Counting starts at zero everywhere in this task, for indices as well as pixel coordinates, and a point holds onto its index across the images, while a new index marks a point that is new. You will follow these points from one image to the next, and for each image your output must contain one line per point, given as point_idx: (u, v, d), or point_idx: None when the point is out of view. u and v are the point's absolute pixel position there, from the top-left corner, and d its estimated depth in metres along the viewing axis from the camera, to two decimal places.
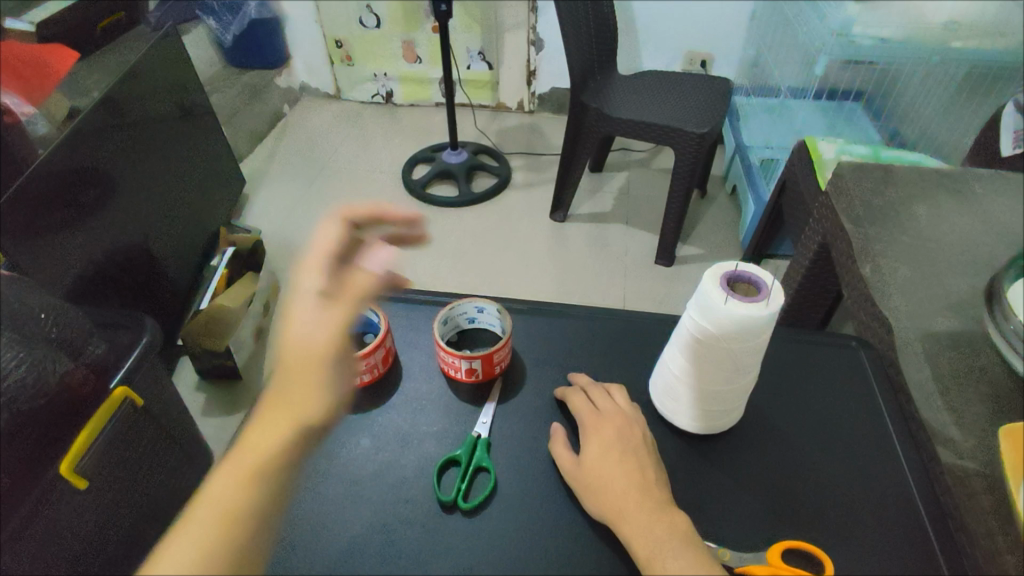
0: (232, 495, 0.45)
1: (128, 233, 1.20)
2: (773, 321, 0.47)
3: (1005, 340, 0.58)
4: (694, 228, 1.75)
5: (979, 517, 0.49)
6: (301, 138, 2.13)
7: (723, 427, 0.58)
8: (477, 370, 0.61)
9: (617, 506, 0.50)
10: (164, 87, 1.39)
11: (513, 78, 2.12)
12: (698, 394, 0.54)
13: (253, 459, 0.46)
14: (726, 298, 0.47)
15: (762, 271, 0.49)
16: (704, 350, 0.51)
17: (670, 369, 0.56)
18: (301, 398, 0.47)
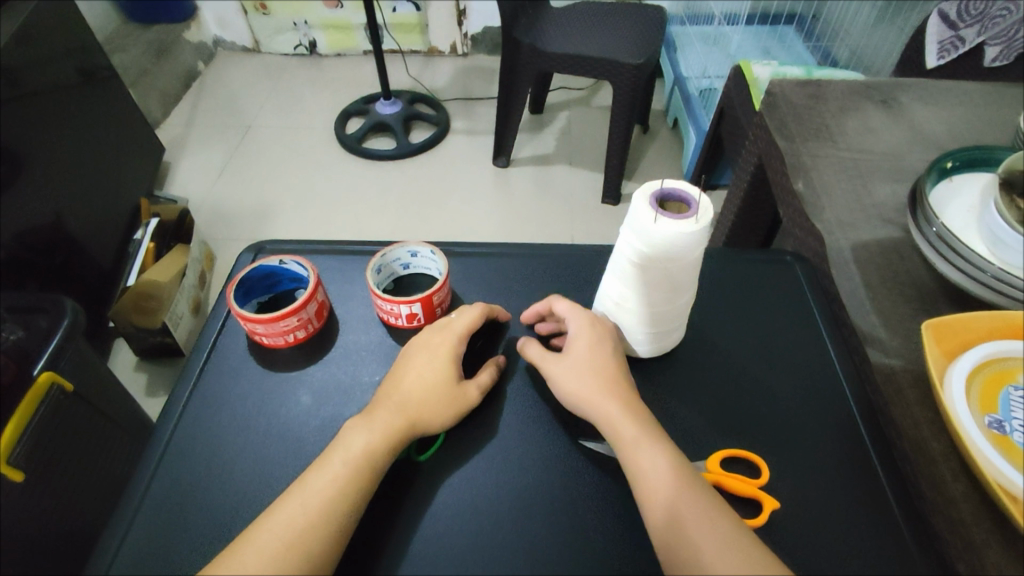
0: (343, 481, 0.46)
1: (39, 211, 1.11)
2: (705, 237, 0.47)
3: (928, 241, 0.59)
4: (638, 164, 1.75)
5: (906, 410, 0.52)
6: (220, 97, 1.99)
7: (664, 346, 0.58)
8: (419, 315, 0.59)
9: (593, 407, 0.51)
10: (63, 52, 1.26)
11: (443, 19, 2.02)
12: (641, 318, 0.54)
13: (366, 451, 0.48)
14: (656, 218, 0.46)
15: (689, 186, 0.47)
16: (642, 273, 0.50)
17: (610, 294, 0.55)
18: (422, 409, 0.51)
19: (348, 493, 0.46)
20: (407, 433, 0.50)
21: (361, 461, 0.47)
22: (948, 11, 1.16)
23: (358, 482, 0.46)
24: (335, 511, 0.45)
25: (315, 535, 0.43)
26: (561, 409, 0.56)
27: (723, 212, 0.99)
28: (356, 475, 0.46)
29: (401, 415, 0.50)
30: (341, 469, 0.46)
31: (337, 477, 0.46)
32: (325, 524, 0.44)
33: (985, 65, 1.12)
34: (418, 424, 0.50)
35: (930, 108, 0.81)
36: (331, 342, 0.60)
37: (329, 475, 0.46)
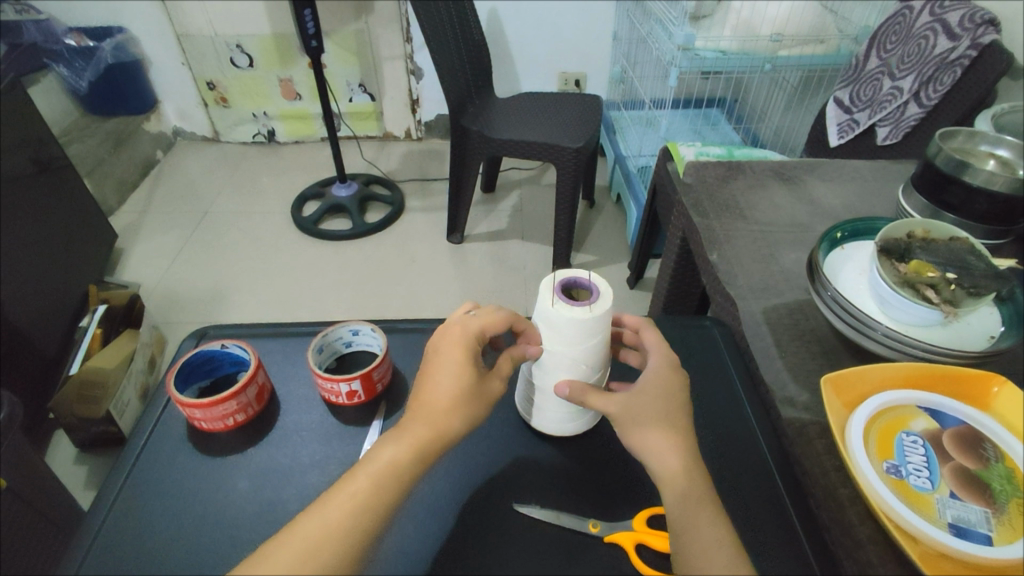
0: (359, 497, 0.47)
1: None
2: (601, 322, 0.52)
3: (828, 305, 0.65)
4: (586, 237, 1.84)
5: (816, 459, 0.56)
6: (178, 185, 2.03)
7: (578, 429, 0.59)
8: (358, 392, 0.61)
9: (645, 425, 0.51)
10: (19, 143, 1.28)
11: (398, 107, 2.15)
12: (545, 401, 0.56)
13: (387, 468, 0.48)
14: (554, 302, 0.51)
15: (584, 272, 0.54)
16: (545, 355, 0.54)
17: (525, 371, 0.58)
18: (447, 420, 0.50)
19: (360, 514, 0.46)
20: (432, 445, 0.49)
21: (383, 477, 0.48)
22: (844, 98, 1.33)
23: (380, 499, 0.47)
24: (344, 533, 0.46)
25: (319, 557, 0.44)
26: (498, 475, 0.57)
27: (658, 282, 1.06)
28: (375, 494, 0.47)
29: (429, 425, 0.50)
30: (364, 484, 0.48)
31: (358, 493, 0.47)
32: (333, 544, 0.45)
33: (879, 143, 1.22)
34: (445, 437, 0.50)
35: (828, 185, 0.91)
36: (271, 424, 0.61)
37: (349, 492, 0.47)
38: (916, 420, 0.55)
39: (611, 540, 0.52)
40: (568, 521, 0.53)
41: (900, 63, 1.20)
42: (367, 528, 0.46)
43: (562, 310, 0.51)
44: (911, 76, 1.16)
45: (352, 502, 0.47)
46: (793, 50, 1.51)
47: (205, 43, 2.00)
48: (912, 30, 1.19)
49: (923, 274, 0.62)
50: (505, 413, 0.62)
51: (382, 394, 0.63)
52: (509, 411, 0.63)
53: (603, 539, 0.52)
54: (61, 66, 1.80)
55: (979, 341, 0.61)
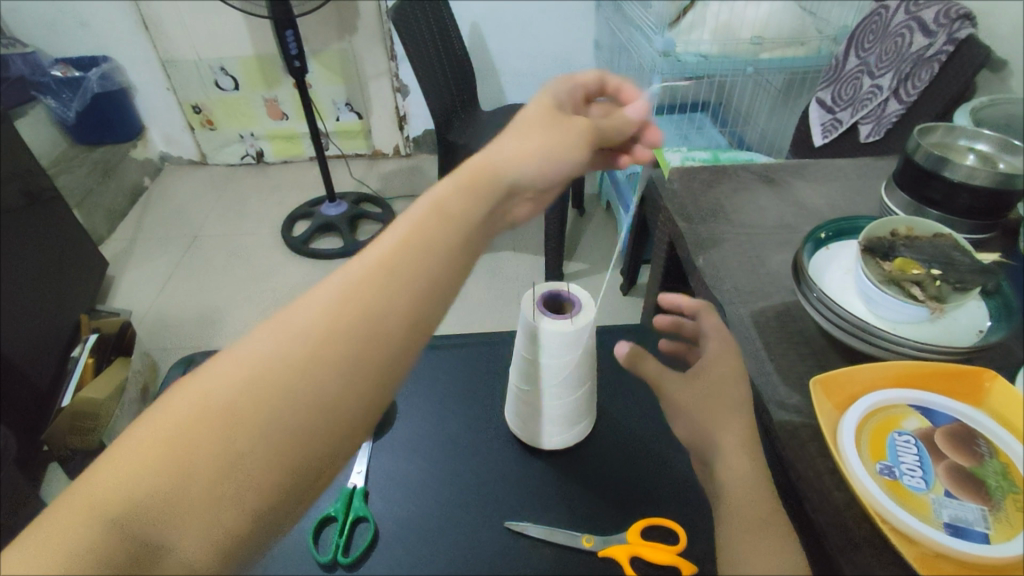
0: (261, 360, 0.33)
1: None
2: (584, 335, 0.51)
3: (815, 307, 0.65)
4: (576, 246, 1.84)
5: (810, 462, 0.55)
6: (167, 210, 2.03)
7: (567, 442, 0.58)
8: None
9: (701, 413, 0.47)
10: (9, 174, 1.28)
11: (385, 125, 2.16)
12: (532, 416, 0.56)
13: (312, 325, 0.33)
14: (536, 315, 0.51)
15: (563, 285, 0.54)
16: (529, 370, 0.54)
17: (511, 388, 0.58)
18: (406, 258, 0.36)
19: (259, 388, 0.32)
20: (380, 293, 0.35)
21: (303, 337, 0.33)
22: (826, 98, 1.33)
23: (286, 366, 0.32)
24: (228, 415, 0.32)
25: (189, 438, 0.31)
26: (490, 492, 0.56)
27: (647, 288, 1.06)
28: (285, 361, 0.33)
29: (378, 262, 0.36)
30: (276, 341, 0.33)
31: (264, 349, 0.33)
32: (209, 419, 0.31)
33: (862, 140, 1.23)
34: (403, 279, 0.35)
35: (812, 185, 0.91)
36: None
37: (256, 346, 0.33)
38: (909, 419, 0.55)
39: (605, 554, 0.51)
40: (562, 538, 0.52)
41: (879, 61, 1.21)
42: (264, 414, 0.32)
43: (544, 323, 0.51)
44: (890, 74, 1.17)
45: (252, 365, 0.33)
46: (775, 53, 1.51)
47: (190, 68, 2.01)
48: (888, 29, 1.20)
49: (908, 272, 0.62)
50: (494, 428, 0.62)
51: None
52: (500, 426, 0.62)
53: (597, 553, 0.51)
54: (50, 97, 1.82)
55: (967, 336, 0.61)
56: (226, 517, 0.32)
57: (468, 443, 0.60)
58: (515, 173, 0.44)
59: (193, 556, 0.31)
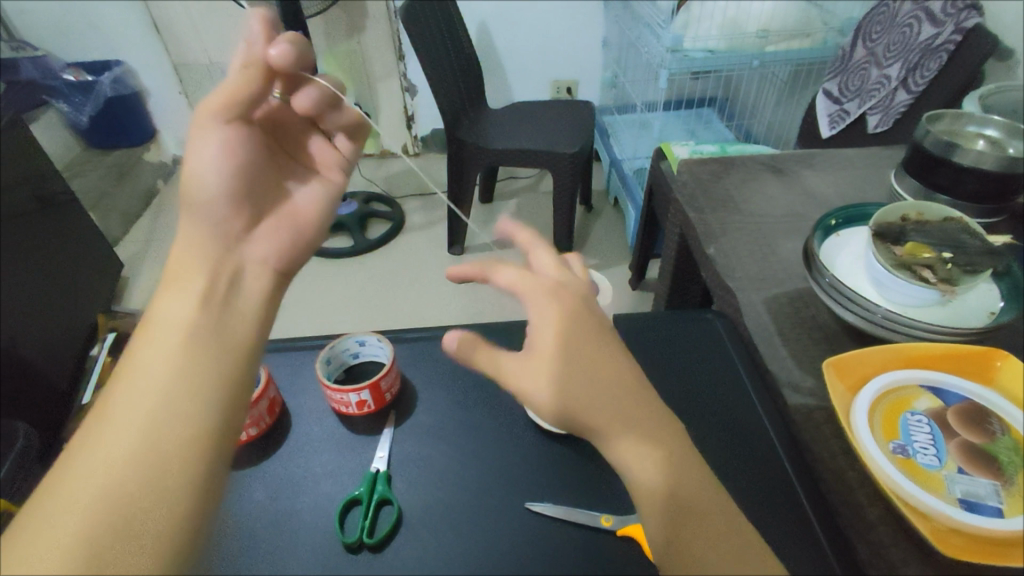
0: (87, 442, 0.36)
1: None
2: None
3: (826, 291, 0.65)
4: (585, 241, 1.85)
5: (824, 443, 0.56)
6: None
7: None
8: (368, 401, 0.61)
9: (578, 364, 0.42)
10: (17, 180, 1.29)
11: (394, 125, 2.18)
12: None
13: (112, 393, 0.38)
14: None
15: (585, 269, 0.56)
16: None
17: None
18: (162, 311, 0.42)
19: (103, 458, 0.35)
20: (154, 342, 0.40)
21: (115, 403, 0.37)
22: (832, 89, 1.33)
23: (112, 428, 0.36)
24: (84, 494, 0.34)
25: (63, 529, 0.33)
26: (510, 475, 0.58)
27: (659, 279, 1.07)
28: (113, 427, 0.36)
29: (139, 334, 0.41)
30: (99, 416, 0.37)
31: (96, 435, 0.36)
32: (73, 508, 0.33)
33: (870, 131, 1.23)
34: (171, 322, 0.41)
35: (821, 174, 0.92)
36: (283, 437, 0.62)
37: (83, 437, 0.36)
38: (920, 399, 0.56)
39: (624, 534, 0.52)
40: (581, 518, 0.53)
41: (886, 51, 1.21)
42: (108, 470, 0.35)
43: None
44: (898, 64, 1.17)
45: (84, 453, 0.36)
46: (780, 45, 1.52)
47: (201, 71, 2.04)
48: (896, 19, 1.20)
49: (918, 256, 0.63)
50: (513, 414, 0.63)
51: (391, 403, 0.64)
52: (517, 412, 0.63)
53: (616, 533, 0.52)
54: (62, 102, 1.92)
55: (979, 317, 0.61)
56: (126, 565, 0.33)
57: (487, 429, 0.62)
58: (204, 244, 0.47)
59: None
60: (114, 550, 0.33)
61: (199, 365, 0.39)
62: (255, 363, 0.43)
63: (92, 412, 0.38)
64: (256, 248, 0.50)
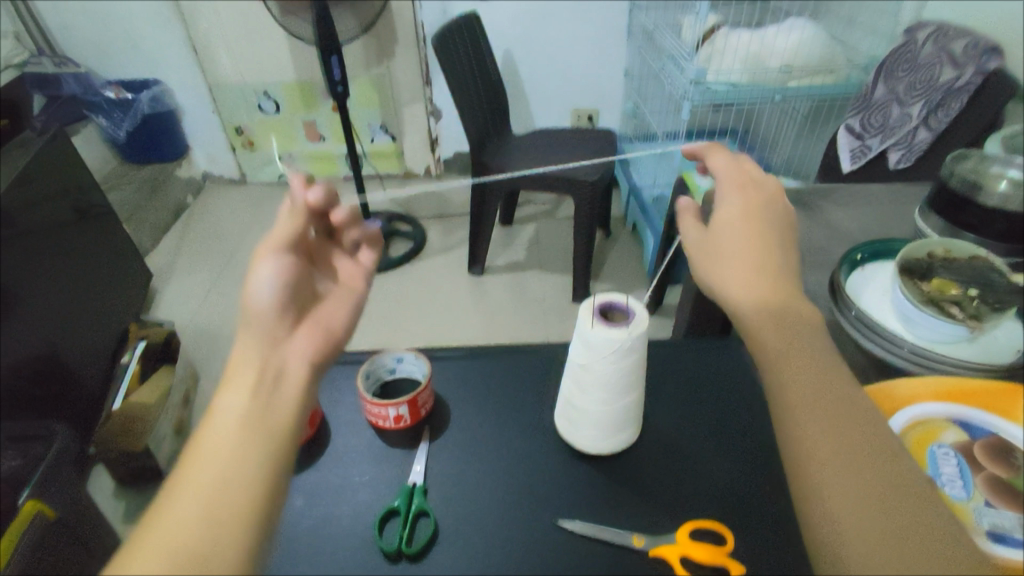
0: (166, 520, 0.41)
1: (31, 341, 1.05)
2: (638, 344, 0.54)
3: (851, 325, 0.67)
4: (603, 266, 1.87)
5: None
6: (208, 226, 2.11)
7: (617, 447, 0.61)
8: (405, 416, 0.63)
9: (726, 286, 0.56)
10: (61, 190, 1.31)
11: (418, 147, 2.23)
12: (581, 419, 0.59)
13: (188, 477, 0.43)
14: (593, 324, 0.54)
15: (621, 295, 0.57)
16: (580, 375, 0.57)
17: (563, 394, 0.61)
18: (229, 395, 0.47)
19: (180, 537, 0.40)
20: (228, 425, 0.45)
21: (192, 484, 0.42)
22: (854, 125, 1.36)
23: (190, 510, 0.41)
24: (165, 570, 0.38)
25: None
26: (543, 492, 0.59)
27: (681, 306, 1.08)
28: (190, 509, 0.41)
29: (212, 415, 0.46)
30: (177, 497, 0.42)
31: (175, 514, 0.41)
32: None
33: (891, 167, 1.26)
34: (237, 408, 0.46)
35: (845, 209, 0.94)
36: (321, 448, 0.64)
37: (161, 516, 0.41)
38: (947, 432, 0.57)
39: (655, 554, 0.53)
40: (613, 537, 0.54)
41: (909, 90, 1.23)
42: (185, 550, 0.39)
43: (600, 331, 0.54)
44: (920, 103, 1.20)
45: (163, 532, 0.40)
46: (802, 82, 1.55)
47: (234, 92, 2.11)
48: (918, 60, 1.23)
49: (946, 292, 0.64)
50: (545, 433, 0.65)
51: (426, 418, 0.66)
52: (548, 431, 0.65)
53: (647, 553, 0.54)
54: (102, 117, 2.04)
55: (1006, 354, 0.63)
56: None
57: (519, 448, 0.63)
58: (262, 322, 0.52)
59: None
60: None
61: (254, 460, 0.44)
62: (297, 446, 0.47)
63: (165, 492, 0.43)
64: (295, 344, 0.53)
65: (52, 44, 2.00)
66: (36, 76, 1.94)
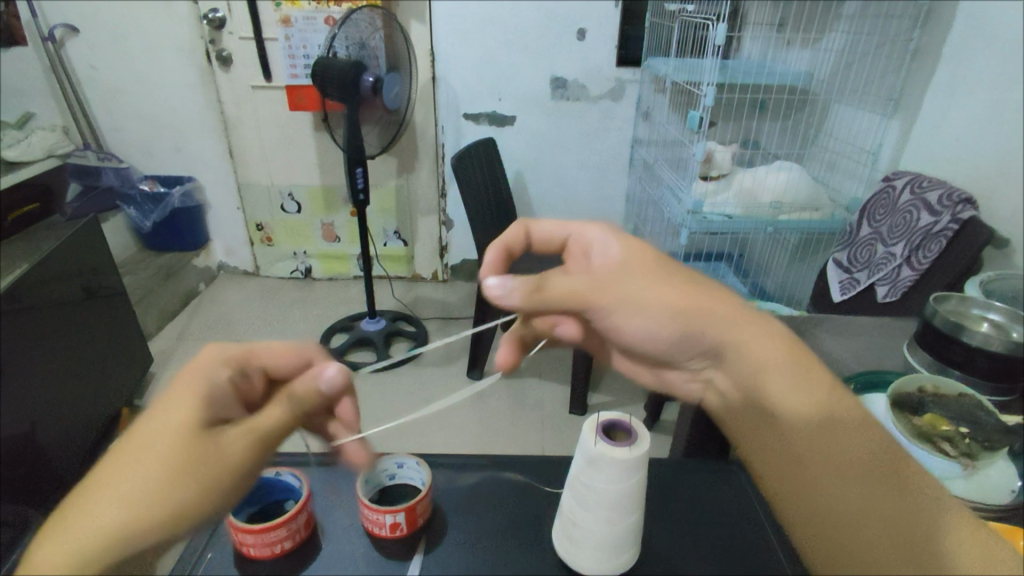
0: (151, 495, 0.49)
1: (15, 419, 1.02)
2: (640, 462, 0.55)
3: None
4: (602, 378, 1.89)
5: None
6: (215, 314, 2.15)
7: (615, 569, 0.60)
8: (401, 523, 0.62)
9: (633, 317, 0.67)
10: (74, 273, 1.35)
11: (427, 252, 2.33)
12: (582, 537, 0.58)
13: (132, 517, 0.49)
14: (597, 441, 0.56)
15: (623, 415, 0.59)
16: (583, 494, 0.57)
17: (563, 511, 0.60)
18: (129, 492, 0.49)
19: (165, 500, 0.49)
20: (157, 517, 0.49)
21: (129, 519, 0.49)
22: (842, 259, 1.46)
23: (165, 503, 0.49)
24: (162, 502, 0.49)
25: (151, 504, 0.49)
26: None
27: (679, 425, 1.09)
28: (140, 517, 0.49)
29: (100, 525, 0.48)
30: (164, 471, 0.50)
31: (121, 499, 0.49)
32: (146, 508, 0.49)
33: (881, 300, 1.31)
34: (137, 515, 0.49)
35: (835, 337, 0.98)
36: (314, 553, 0.62)
37: (117, 502, 0.49)
38: None
39: None
40: None
41: (891, 231, 1.33)
42: (174, 514, 0.50)
43: (603, 449, 0.55)
44: (902, 243, 1.29)
45: (127, 507, 0.49)
46: (793, 216, 1.65)
47: (261, 191, 2.24)
48: (897, 205, 1.33)
49: (939, 427, 0.67)
50: (542, 550, 0.64)
51: (422, 528, 0.65)
52: (545, 549, 0.64)
53: None
54: (132, 207, 2.18)
55: (1003, 491, 0.64)
56: (186, 501, 0.50)
57: (513, 565, 0.62)
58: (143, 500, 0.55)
59: (158, 496, 0.49)
60: (168, 508, 0.49)
61: (147, 485, 0.49)
62: (204, 498, 0.51)
63: (86, 493, 0.50)
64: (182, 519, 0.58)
65: (98, 139, 2.16)
66: (77, 166, 2.11)
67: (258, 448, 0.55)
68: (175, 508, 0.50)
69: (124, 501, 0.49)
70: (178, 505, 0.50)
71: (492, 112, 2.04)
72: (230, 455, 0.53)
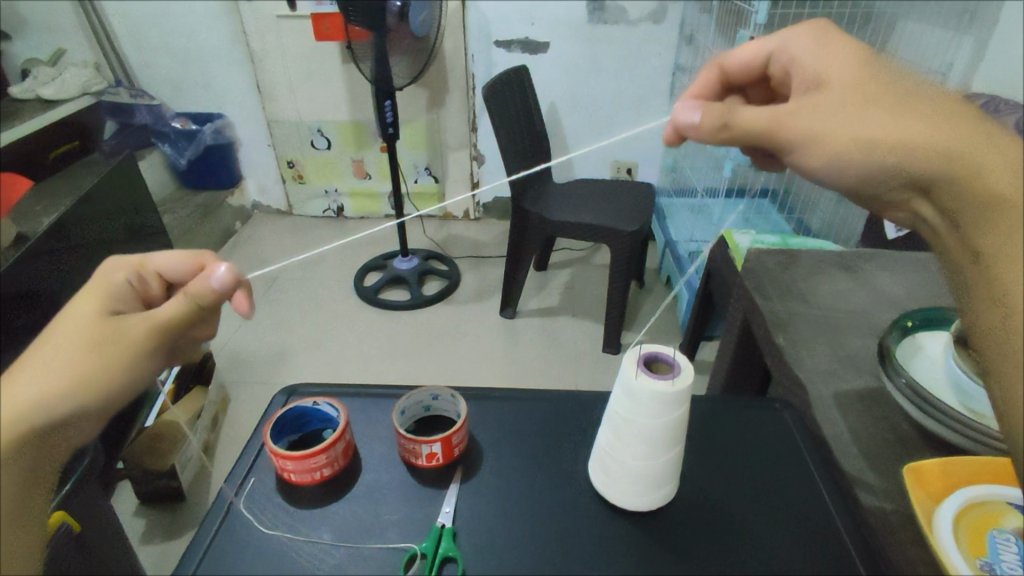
0: (64, 375, 0.47)
1: None
2: (683, 397, 0.53)
3: (901, 393, 0.65)
4: (636, 317, 1.86)
5: (901, 550, 0.55)
6: (251, 253, 2.18)
7: (652, 504, 0.59)
8: (438, 454, 0.63)
9: (825, 145, 0.49)
10: (117, 211, 1.36)
11: (458, 189, 2.29)
12: (618, 470, 0.58)
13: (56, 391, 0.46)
14: (637, 374, 0.54)
15: (666, 348, 0.56)
16: (621, 428, 0.56)
17: (600, 444, 0.60)
18: (39, 374, 0.46)
19: (86, 374, 0.48)
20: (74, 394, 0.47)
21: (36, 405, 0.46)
22: None
23: (85, 379, 0.47)
24: (78, 384, 0.47)
25: (74, 381, 0.47)
26: (569, 544, 0.58)
27: (717, 364, 1.07)
28: (69, 387, 0.47)
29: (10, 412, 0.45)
30: (80, 348, 0.48)
31: (28, 388, 0.46)
32: (70, 383, 0.47)
33: None
34: (55, 400, 0.47)
35: (889, 275, 0.93)
36: (355, 480, 0.64)
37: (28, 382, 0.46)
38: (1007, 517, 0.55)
39: None
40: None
41: None
42: (94, 389, 0.48)
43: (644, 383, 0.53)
44: None
45: (32, 392, 0.46)
46: None
47: (291, 127, 2.21)
48: None
49: None
50: (579, 484, 0.63)
51: (459, 458, 0.65)
52: (582, 482, 0.64)
53: None
54: (167, 145, 2.18)
55: None
56: (102, 379, 0.48)
57: (550, 495, 0.62)
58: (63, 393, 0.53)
59: (75, 377, 0.47)
60: (87, 383, 0.48)
61: (64, 364, 0.47)
62: (126, 375, 0.50)
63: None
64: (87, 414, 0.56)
65: (129, 75, 2.15)
66: (111, 105, 2.08)
67: (161, 334, 0.51)
68: (72, 380, 0.47)
69: (40, 378, 0.46)
70: (100, 384, 0.48)
71: (524, 39, 1.94)
72: (125, 336, 0.49)
